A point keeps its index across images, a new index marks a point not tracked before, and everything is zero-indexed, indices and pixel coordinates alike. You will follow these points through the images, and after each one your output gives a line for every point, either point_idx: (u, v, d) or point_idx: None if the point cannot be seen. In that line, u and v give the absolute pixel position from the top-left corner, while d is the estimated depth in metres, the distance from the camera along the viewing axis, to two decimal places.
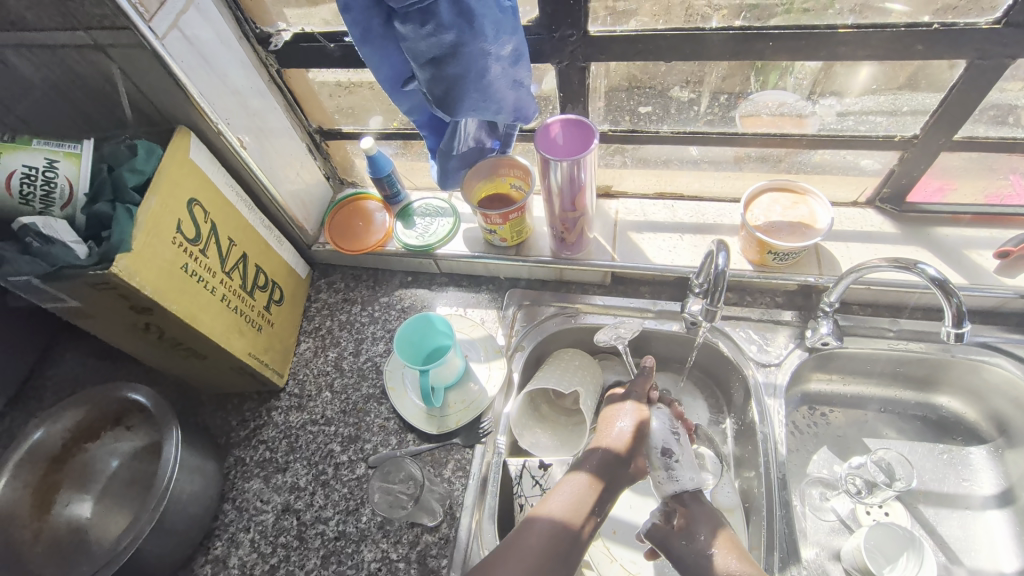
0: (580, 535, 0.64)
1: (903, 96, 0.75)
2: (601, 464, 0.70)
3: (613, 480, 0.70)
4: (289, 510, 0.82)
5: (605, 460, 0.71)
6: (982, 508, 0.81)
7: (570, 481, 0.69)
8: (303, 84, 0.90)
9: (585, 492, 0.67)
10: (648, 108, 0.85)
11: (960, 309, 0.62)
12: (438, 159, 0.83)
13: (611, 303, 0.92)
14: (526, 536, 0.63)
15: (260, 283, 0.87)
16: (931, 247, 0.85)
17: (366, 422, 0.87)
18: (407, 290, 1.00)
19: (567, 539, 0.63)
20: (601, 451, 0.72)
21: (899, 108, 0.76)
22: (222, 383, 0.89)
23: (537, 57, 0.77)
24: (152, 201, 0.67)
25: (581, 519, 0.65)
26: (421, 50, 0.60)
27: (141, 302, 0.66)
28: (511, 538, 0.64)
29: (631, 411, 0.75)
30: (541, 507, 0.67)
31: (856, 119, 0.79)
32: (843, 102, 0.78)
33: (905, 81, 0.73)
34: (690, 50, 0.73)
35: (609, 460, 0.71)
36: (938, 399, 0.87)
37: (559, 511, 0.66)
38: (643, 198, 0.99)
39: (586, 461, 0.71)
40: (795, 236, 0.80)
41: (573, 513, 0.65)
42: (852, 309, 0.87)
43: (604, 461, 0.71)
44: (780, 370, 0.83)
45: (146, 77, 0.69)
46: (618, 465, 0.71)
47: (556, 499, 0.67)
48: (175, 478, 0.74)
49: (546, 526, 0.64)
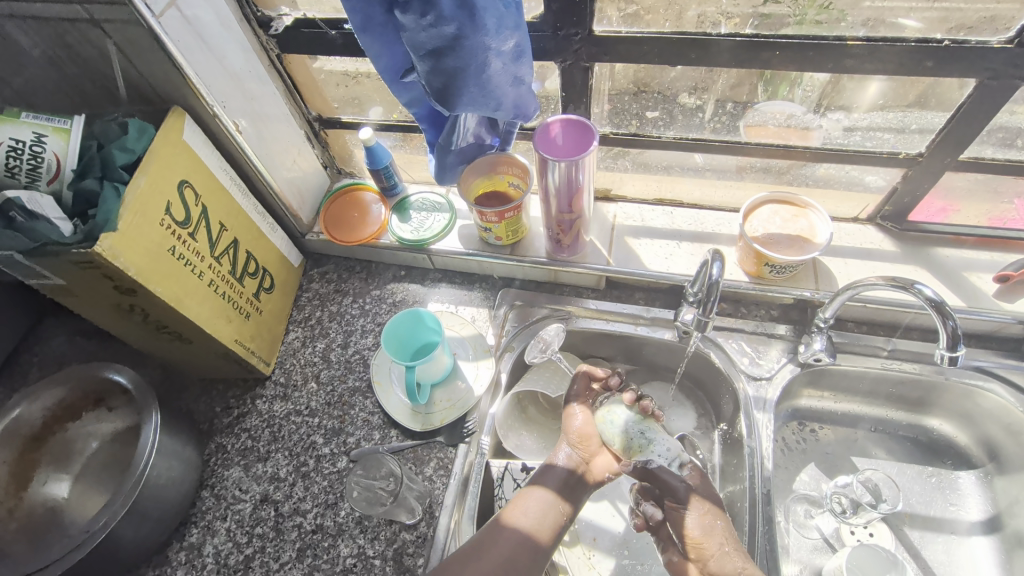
0: (544, 546, 0.64)
1: (912, 114, 0.74)
2: (565, 476, 0.69)
3: (576, 489, 0.69)
4: (267, 501, 0.81)
5: (569, 472, 0.70)
6: (968, 533, 0.80)
7: (534, 493, 0.68)
8: (304, 71, 0.89)
9: (549, 505, 0.67)
10: (654, 113, 0.84)
11: (955, 332, 0.61)
12: (435, 153, 0.81)
13: (604, 307, 0.91)
14: (490, 543, 0.63)
15: (250, 270, 0.86)
16: (930, 267, 0.84)
17: (350, 415, 0.86)
18: (399, 284, 0.99)
19: (530, 551, 0.63)
20: (563, 463, 0.71)
21: (908, 125, 0.75)
22: (208, 369, 0.88)
23: (541, 55, 0.76)
24: (141, 180, 0.66)
25: (545, 530, 0.65)
26: (421, 41, 0.59)
27: (125, 283, 0.65)
28: (475, 544, 0.63)
29: (582, 417, 0.74)
30: (508, 515, 0.66)
31: (863, 135, 0.78)
32: (851, 117, 0.77)
33: (915, 99, 0.72)
34: (696, 55, 0.72)
35: (572, 474, 0.70)
36: (929, 421, 0.86)
37: (524, 519, 0.65)
38: (642, 203, 0.98)
39: (551, 471, 0.70)
40: (793, 250, 0.79)
41: (536, 524, 0.65)
42: (847, 326, 0.86)
43: (566, 473, 0.70)
44: (771, 384, 0.82)
45: (142, 55, 0.68)
46: (580, 476, 0.70)
47: (523, 508, 0.66)
48: (153, 462, 0.73)
49: (510, 537, 0.64)
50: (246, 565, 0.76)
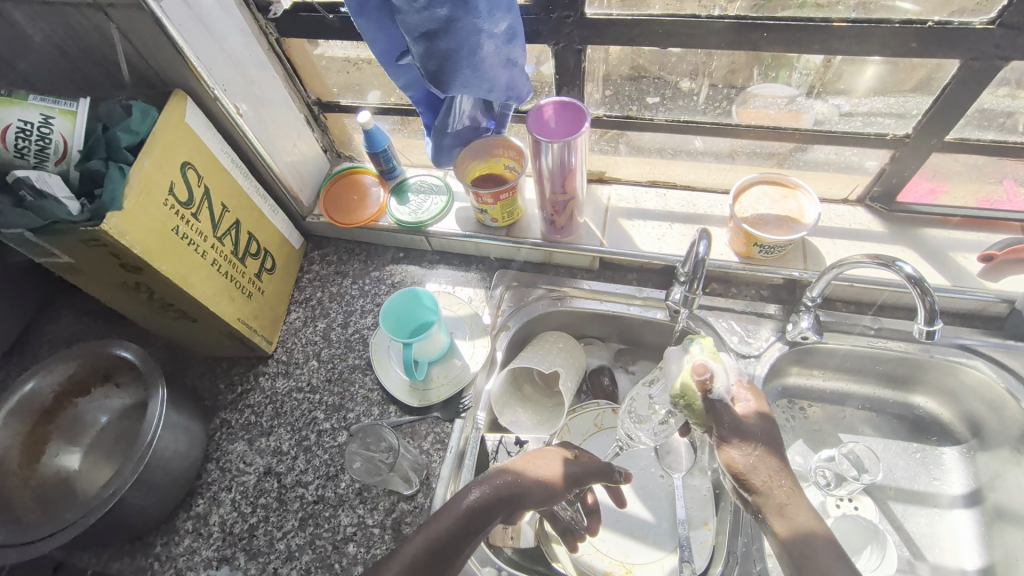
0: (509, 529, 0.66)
1: (912, 100, 0.75)
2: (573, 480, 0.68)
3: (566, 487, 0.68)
4: (270, 473, 0.84)
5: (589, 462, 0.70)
6: (950, 506, 0.82)
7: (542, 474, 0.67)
8: (303, 55, 0.90)
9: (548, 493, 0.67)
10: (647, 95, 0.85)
11: (932, 308, 0.63)
12: (432, 135, 0.83)
13: (598, 287, 0.93)
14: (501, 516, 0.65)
15: (252, 251, 0.88)
16: (917, 247, 0.85)
17: (351, 392, 0.89)
18: (398, 266, 1.01)
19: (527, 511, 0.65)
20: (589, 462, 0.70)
21: (907, 110, 0.76)
22: (212, 347, 0.91)
23: (534, 38, 0.77)
24: (145, 161, 0.68)
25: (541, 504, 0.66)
26: (414, 24, 0.61)
27: (132, 261, 0.67)
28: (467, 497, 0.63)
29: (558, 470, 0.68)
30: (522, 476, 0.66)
31: (863, 120, 0.80)
32: (850, 101, 0.79)
33: (915, 85, 0.74)
34: (686, 36, 0.73)
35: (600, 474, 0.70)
36: (915, 399, 0.88)
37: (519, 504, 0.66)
38: (636, 185, 0.99)
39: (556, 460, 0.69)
40: (782, 229, 0.80)
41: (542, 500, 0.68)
42: (835, 306, 0.88)
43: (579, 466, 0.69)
44: (759, 361, 0.84)
45: (144, 39, 0.70)
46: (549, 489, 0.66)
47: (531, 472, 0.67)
48: (159, 435, 0.76)
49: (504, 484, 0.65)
50: (251, 534, 0.79)
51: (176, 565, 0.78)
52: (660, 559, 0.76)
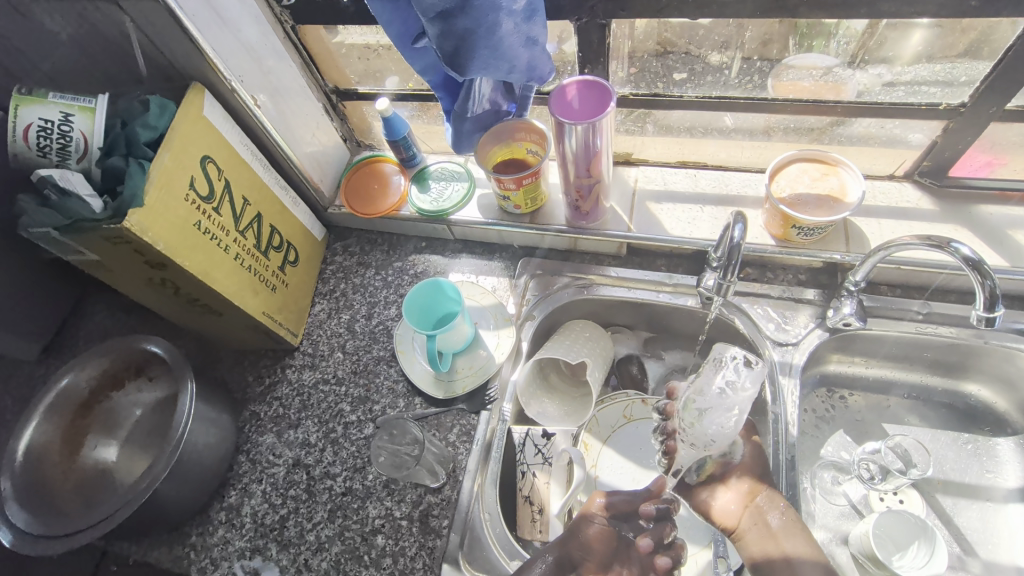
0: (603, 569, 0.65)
1: (961, 65, 0.69)
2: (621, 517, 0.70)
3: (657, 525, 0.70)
4: (299, 465, 0.84)
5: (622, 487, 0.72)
6: (1004, 501, 0.78)
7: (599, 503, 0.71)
8: (321, 43, 0.88)
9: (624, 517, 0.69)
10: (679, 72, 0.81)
11: (993, 293, 0.58)
12: (452, 121, 0.81)
13: (626, 275, 0.90)
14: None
15: (275, 243, 0.88)
16: (971, 226, 0.79)
17: (376, 384, 0.88)
18: (420, 255, 1.00)
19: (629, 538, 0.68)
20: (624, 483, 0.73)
21: (957, 77, 0.70)
22: (239, 340, 0.91)
23: (555, 14, 0.73)
24: (164, 157, 0.67)
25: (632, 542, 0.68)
26: (429, 4, 0.58)
27: (156, 257, 0.67)
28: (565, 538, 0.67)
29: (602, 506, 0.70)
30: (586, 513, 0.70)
31: (907, 89, 0.74)
32: (892, 70, 0.73)
33: (966, 49, 0.67)
34: (719, 6, 0.68)
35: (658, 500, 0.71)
36: (966, 387, 0.83)
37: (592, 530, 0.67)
38: (664, 167, 0.95)
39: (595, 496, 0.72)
40: (822, 210, 0.75)
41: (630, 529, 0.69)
42: (880, 290, 0.83)
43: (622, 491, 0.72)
44: (798, 349, 0.80)
45: (159, 31, 0.69)
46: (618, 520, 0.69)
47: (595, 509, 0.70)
48: (189, 428, 0.77)
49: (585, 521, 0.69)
50: (281, 525, 0.80)
51: (210, 555, 0.80)
52: (694, 555, 0.74)
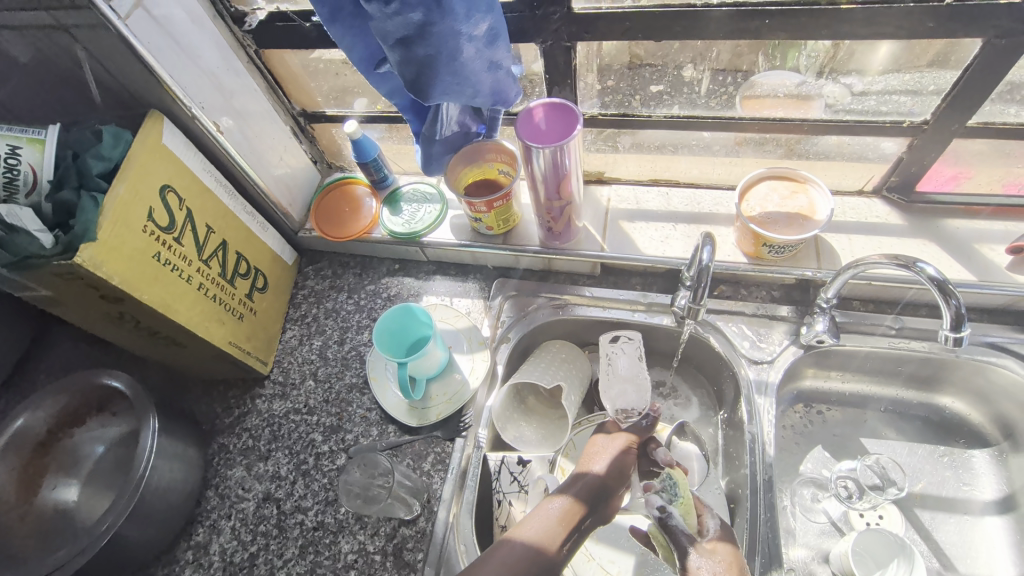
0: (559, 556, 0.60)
1: (929, 75, 0.69)
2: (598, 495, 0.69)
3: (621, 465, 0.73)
4: (269, 499, 0.82)
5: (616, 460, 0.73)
6: (982, 514, 0.78)
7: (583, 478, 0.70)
8: (284, 65, 0.87)
9: (615, 474, 0.71)
10: (660, 87, 0.80)
11: (959, 312, 0.57)
12: (421, 143, 0.80)
13: (601, 294, 0.89)
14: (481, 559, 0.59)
15: (242, 270, 0.86)
16: (939, 240, 0.80)
17: (348, 412, 0.86)
18: (393, 278, 0.98)
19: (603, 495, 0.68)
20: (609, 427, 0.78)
21: (925, 86, 0.70)
22: (207, 370, 0.89)
23: (521, 37, 0.72)
24: (119, 188, 0.65)
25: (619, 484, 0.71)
26: (388, 30, 0.56)
27: (112, 292, 0.65)
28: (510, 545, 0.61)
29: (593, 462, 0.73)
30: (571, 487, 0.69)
31: (879, 98, 0.74)
32: (863, 81, 0.73)
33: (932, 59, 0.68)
34: (683, 29, 0.68)
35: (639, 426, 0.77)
36: (941, 400, 0.84)
37: (565, 496, 0.66)
38: (637, 185, 0.95)
39: (587, 457, 0.75)
40: (792, 228, 0.75)
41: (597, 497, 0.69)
42: (853, 305, 0.83)
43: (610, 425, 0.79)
44: (773, 367, 0.80)
45: (113, 59, 0.67)
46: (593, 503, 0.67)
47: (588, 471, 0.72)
48: (151, 466, 0.74)
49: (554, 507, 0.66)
50: (251, 563, 0.77)
51: None
52: None
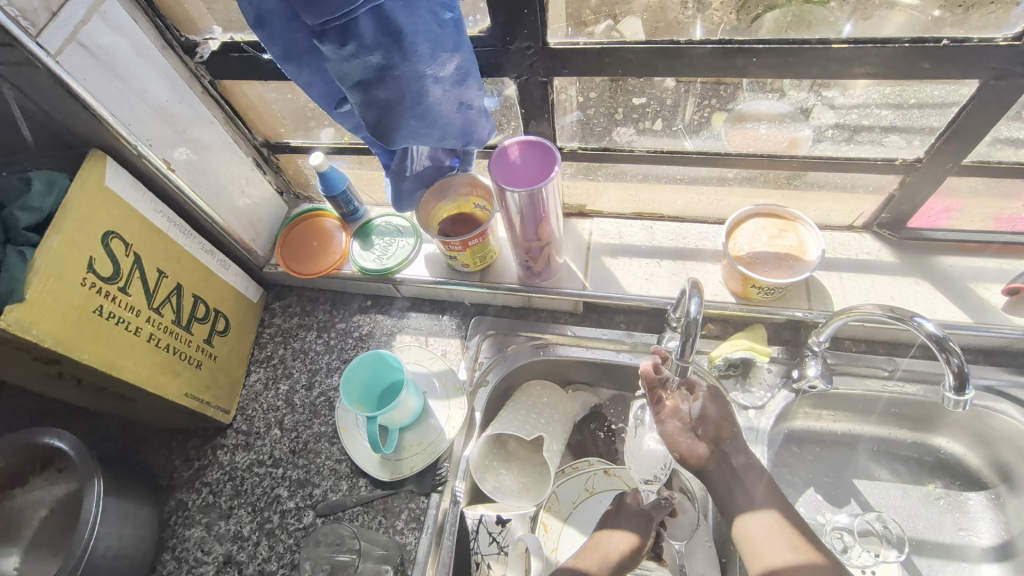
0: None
1: (909, 88, 0.63)
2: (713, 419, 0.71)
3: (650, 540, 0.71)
4: (230, 563, 0.76)
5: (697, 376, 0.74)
6: (980, 561, 0.75)
7: (615, 542, 0.69)
8: (243, 95, 0.81)
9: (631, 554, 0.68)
10: (641, 100, 0.72)
11: (961, 371, 0.54)
12: (390, 178, 0.74)
13: (583, 333, 0.85)
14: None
15: (200, 314, 0.80)
16: (932, 278, 0.77)
17: (316, 465, 0.81)
18: (366, 315, 0.93)
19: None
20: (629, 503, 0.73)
21: (906, 100, 0.64)
22: (163, 421, 0.82)
23: (494, 71, 0.68)
24: (53, 240, 0.60)
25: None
26: (345, 72, 0.52)
27: (46, 353, 0.59)
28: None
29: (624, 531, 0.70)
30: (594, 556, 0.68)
31: (859, 112, 0.67)
32: (846, 94, 0.66)
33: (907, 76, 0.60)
34: (666, 66, 0.64)
35: (659, 506, 0.72)
36: (936, 440, 0.81)
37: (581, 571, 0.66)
38: (620, 218, 0.91)
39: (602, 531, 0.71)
40: (782, 270, 0.72)
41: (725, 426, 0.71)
42: (845, 345, 0.80)
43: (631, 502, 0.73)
44: (763, 413, 0.77)
45: (47, 99, 0.61)
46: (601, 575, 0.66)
47: (611, 543, 0.69)
48: (98, 533, 0.68)
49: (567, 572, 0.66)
50: None
51: None
52: None
